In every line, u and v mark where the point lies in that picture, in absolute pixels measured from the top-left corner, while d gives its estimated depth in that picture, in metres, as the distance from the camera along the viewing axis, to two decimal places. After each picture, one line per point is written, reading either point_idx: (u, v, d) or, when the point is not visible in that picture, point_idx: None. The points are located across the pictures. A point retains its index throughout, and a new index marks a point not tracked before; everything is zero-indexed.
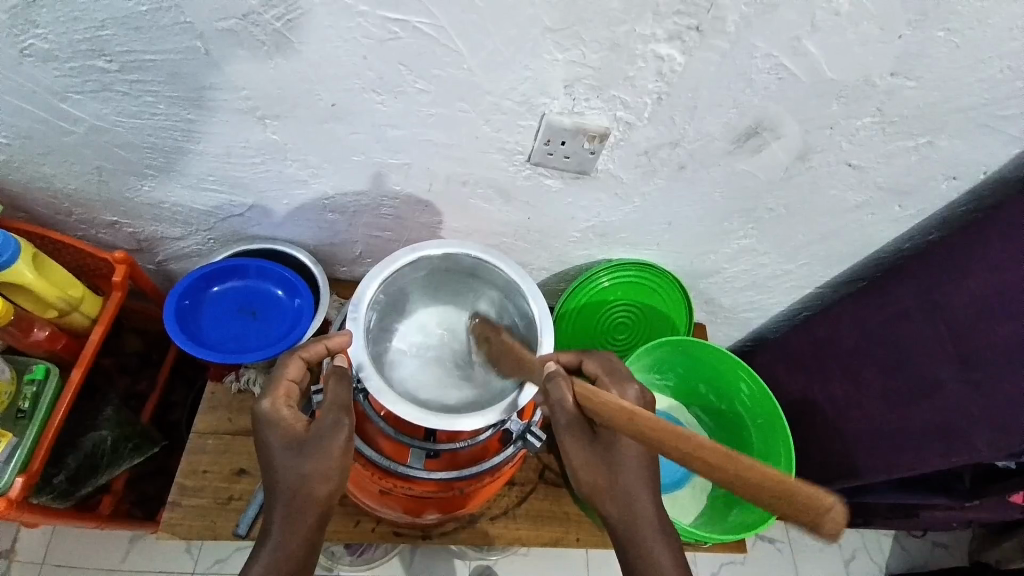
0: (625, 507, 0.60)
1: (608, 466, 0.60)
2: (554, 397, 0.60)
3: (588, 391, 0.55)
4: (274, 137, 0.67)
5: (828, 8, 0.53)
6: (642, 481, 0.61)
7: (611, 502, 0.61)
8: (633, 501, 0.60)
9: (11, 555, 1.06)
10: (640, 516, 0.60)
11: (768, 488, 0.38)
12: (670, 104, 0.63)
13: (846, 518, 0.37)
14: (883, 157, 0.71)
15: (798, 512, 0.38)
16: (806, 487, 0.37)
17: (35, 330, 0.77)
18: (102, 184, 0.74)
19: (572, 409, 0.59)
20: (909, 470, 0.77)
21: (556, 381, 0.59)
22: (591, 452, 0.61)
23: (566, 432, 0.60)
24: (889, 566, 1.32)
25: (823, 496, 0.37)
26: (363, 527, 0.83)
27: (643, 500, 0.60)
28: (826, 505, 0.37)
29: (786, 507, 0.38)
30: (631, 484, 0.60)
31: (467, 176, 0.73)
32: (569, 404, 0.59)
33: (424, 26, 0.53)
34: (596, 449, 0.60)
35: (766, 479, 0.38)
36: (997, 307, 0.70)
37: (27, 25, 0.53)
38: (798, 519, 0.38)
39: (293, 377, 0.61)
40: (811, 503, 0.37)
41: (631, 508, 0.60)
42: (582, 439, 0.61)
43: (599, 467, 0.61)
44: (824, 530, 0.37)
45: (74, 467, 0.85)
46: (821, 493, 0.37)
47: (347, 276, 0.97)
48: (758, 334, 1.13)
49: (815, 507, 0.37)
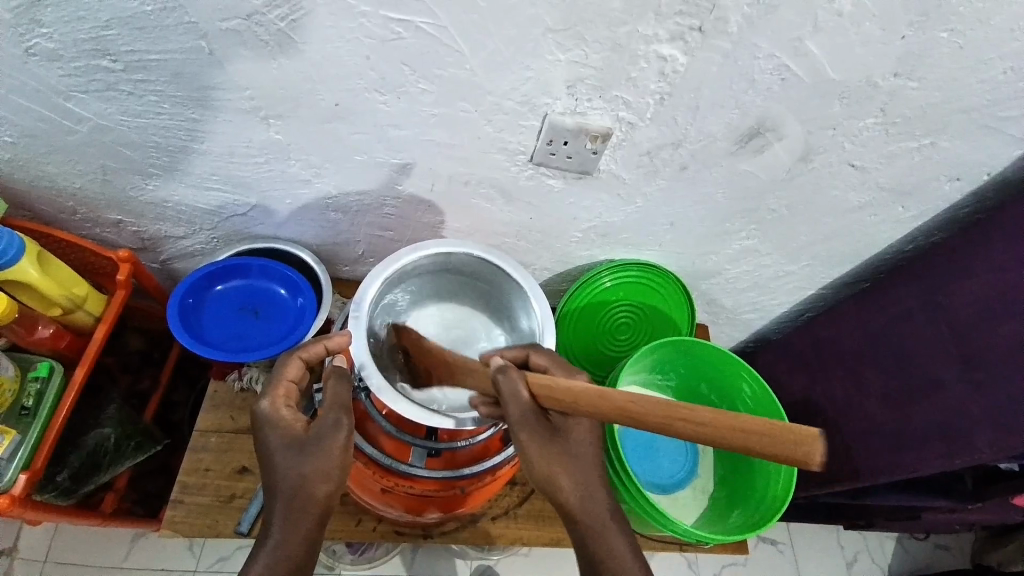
0: (583, 495, 0.60)
1: (563, 456, 0.60)
2: (509, 392, 0.57)
3: (549, 381, 0.55)
4: (276, 136, 0.67)
5: (830, 9, 0.53)
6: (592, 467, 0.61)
7: (570, 491, 0.60)
8: (590, 489, 0.61)
9: (13, 553, 1.07)
10: (598, 503, 0.60)
11: (762, 433, 0.43)
12: (671, 104, 0.63)
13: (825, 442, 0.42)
14: (885, 158, 0.71)
15: (789, 451, 0.42)
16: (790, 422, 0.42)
17: (39, 328, 0.77)
18: (106, 183, 0.75)
19: (530, 405, 0.57)
20: (908, 472, 0.76)
21: (511, 376, 0.58)
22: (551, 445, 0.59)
23: (524, 429, 0.57)
24: (892, 568, 1.31)
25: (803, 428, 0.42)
26: (364, 526, 0.84)
27: (596, 487, 0.61)
28: (813, 436, 0.42)
29: (784, 444, 0.42)
30: (585, 471, 0.61)
31: (469, 176, 0.73)
32: (526, 398, 0.57)
33: (426, 26, 0.54)
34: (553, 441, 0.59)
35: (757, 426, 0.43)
36: (999, 307, 0.71)
37: (31, 24, 0.53)
38: (788, 457, 0.42)
39: (293, 377, 0.61)
40: (800, 437, 0.42)
41: (589, 497, 0.60)
42: (537, 435, 0.58)
43: (557, 458, 0.59)
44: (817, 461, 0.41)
45: (76, 465, 0.86)
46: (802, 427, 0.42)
47: (349, 276, 0.97)
48: (761, 335, 1.13)
49: (804, 442, 0.42)
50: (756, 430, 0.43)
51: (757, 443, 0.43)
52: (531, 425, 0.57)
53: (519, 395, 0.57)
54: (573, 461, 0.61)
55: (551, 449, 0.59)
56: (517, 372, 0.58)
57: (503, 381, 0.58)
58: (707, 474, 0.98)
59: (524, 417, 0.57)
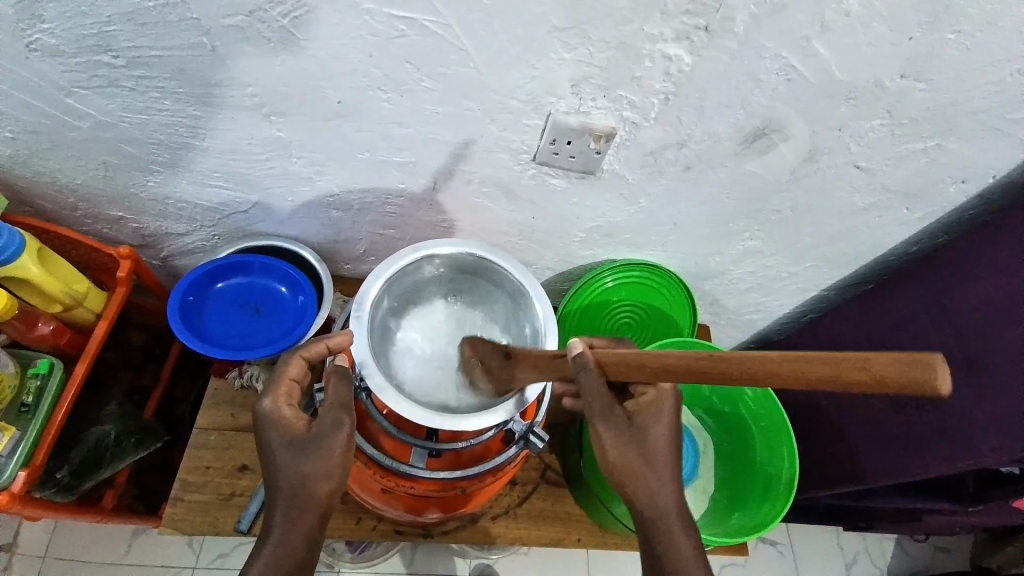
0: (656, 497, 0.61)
1: (640, 443, 0.61)
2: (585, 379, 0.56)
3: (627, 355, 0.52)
4: (279, 134, 0.66)
5: (838, 9, 0.52)
6: (666, 468, 0.62)
7: (644, 488, 0.61)
8: (661, 490, 0.62)
9: (12, 549, 1.07)
10: (665, 503, 0.62)
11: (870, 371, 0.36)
12: (678, 104, 0.62)
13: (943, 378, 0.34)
14: (892, 160, 0.71)
15: (905, 374, 0.35)
16: (897, 370, 0.35)
17: (39, 324, 0.78)
18: (108, 179, 0.74)
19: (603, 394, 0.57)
20: (913, 475, 0.76)
21: (586, 362, 0.55)
22: (626, 437, 0.60)
23: (599, 418, 0.59)
24: (891, 569, 1.31)
25: (925, 362, 0.34)
26: (364, 525, 0.83)
27: (669, 489, 0.62)
28: (934, 360, 0.34)
29: (892, 374, 0.35)
30: (660, 474, 0.62)
31: (472, 175, 0.72)
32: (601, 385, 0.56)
33: (430, 24, 0.53)
34: (629, 433, 0.60)
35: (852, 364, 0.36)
36: (1004, 311, 0.70)
37: (33, 19, 0.53)
38: (905, 377, 0.35)
39: (294, 376, 0.61)
40: (914, 370, 0.34)
41: (660, 498, 0.62)
42: (615, 427, 0.59)
43: (636, 448, 0.61)
44: (941, 385, 0.34)
45: (76, 462, 0.87)
46: (925, 363, 0.34)
47: (351, 273, 0.97)
48: (764, 336, 1.12)
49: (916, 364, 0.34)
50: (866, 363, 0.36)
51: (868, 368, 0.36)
52: (607, 417, 0.59)
53: (597, 386, 0.56)
54: (649, 457, 0.61)
55: (628, 441, 0.60)
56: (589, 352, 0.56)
57: (579, 363, 0.56)
58: (708, 475, 0.97)
59: (602, 405, 0.57)
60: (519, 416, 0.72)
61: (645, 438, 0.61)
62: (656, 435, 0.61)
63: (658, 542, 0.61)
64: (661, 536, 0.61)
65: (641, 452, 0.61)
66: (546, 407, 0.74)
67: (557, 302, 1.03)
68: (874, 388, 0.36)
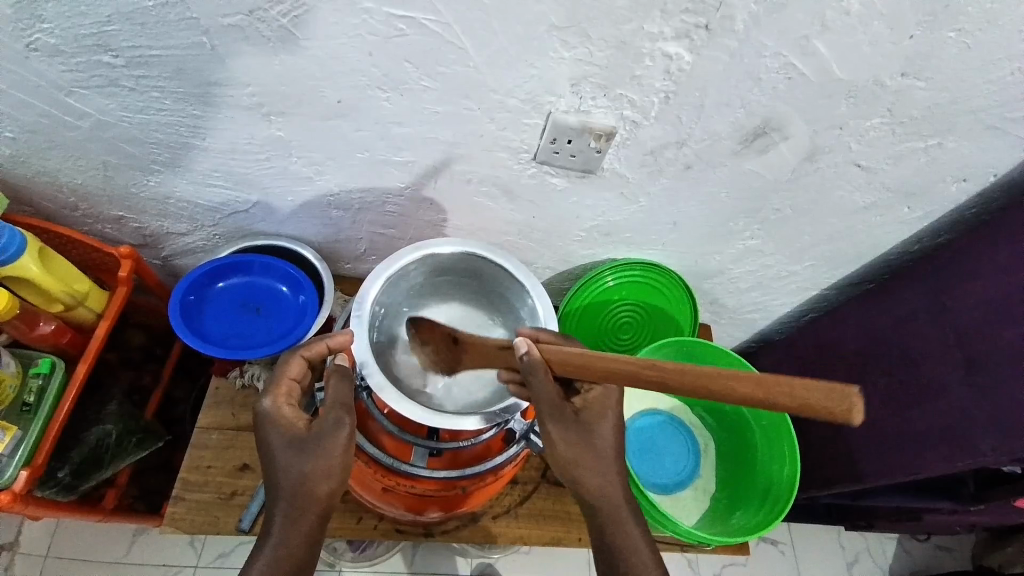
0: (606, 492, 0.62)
1: (588, 439, 0.62)
2: (531, 373, 0.57)
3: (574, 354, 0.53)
4: (278, 133, 0.66)
5: (838, 7, 0.52)
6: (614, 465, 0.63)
7: (591, 484, 0.62)
8: (611, 485, 0.63)
9: (13, 548, 1.07)
10: (617, 498, 0.63)
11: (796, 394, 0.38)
12: (677, 103, 0.62)
13: (857, 409, 0.36)
14: (892, 158, 0.70)
15: (828, 400, 0.37)
16: (821, 396, 0.37)
17: (40, 324, 0.77)
18: (108, 179, 0.74)
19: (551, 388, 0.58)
20: (910, 474, 0.76)
21: (532, 360, 0.56)
22: (573, 434, 0.61)
23: (548, 415, 0.59)
24: (893, 569, 1.31)
25: (847, 392, 0.37)
26: (365, 524, 0.83)
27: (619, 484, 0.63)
28: (853, 391, 0.37)
29: (816, 399, 0.37)
30: (608, 470, 0.63)
31: (472, 175, 0.73)
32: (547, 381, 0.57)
33: (430, 23, 0.53)
34: (576, 430, 0.61)
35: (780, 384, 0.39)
36: (1003, 310, 0.70)
37: (32, 19, 0.53)
38: (826, 404, 0.37)
39: (295, 376, 0.61)
40: (836, 398, 0.37)
41: (610, 492, 0.62)
42: (564, 424, 0.60)
43: (584, 445, 0.62)
44: (855, 417, 0.37)
45: (77, 461, 0.86)
46: (846, 393, 0.37)
47: (351, 273, 0.97)
48: (765, 336, 1.12)
49: (836, 392, 0.37)
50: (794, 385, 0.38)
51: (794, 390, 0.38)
52: (555, 414, 0.59)
53: (546, 382, 0.57)
54: (597, 453, 0.62)
55: (576, 436, 0.61)
56: (536, 351, 0.57)
57: (526, 362, 0.56)
58: (708, 475, 0.97)
59: (550, 403, 0.59)
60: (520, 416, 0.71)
61: (591, 434, 0.62)
62: (603, 431, 0.63)
63: (610, 534, 0.62)
64: (613, 531, 0.62)
65: (588, 449, 0.62)
66: None
67: (558, 301, 1.03)
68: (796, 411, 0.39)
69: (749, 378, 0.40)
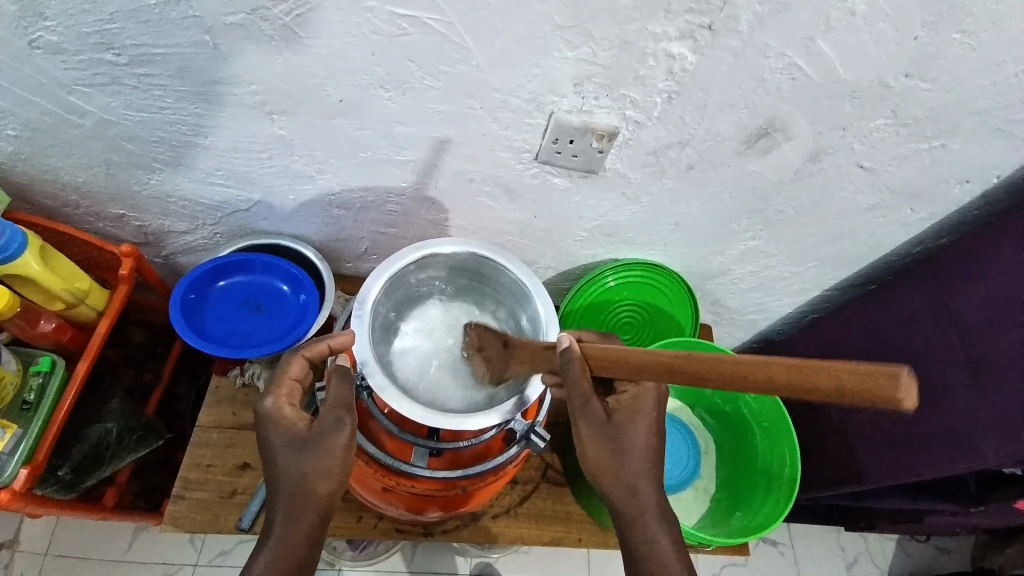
0: (633, 494, 0.62)
1: (618, 439, 0.62)
2: (566, 368, 0.57)
3: (614, 352, 0.54)
4: (280, 132, 0.66)
5: (842, 8, 0.52)
6: (644, 468, 0.63)
7: (618, 485, 0.62)
8: (638, 489, 0.62)
9: (13, 546, 1.07)
10: (644, 502, 0.62)
11: (842, 380, 0.37)
12: (680, 103, 0.62)
13: (910, 396, 0.35)
14: (895, 160, 0.70)
15: (875, 386, 0.36)
16: (869, 383, 0.36)
17: (41, 322, 0.78)
18: (110, 177, 0.74)
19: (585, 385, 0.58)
20: (913, 476, 0.76)
21: (571, 355, 0.57)
22: (603, 433, 0.61)
23: (579, 412, 0.60)
24: (892, 570, 1.31)
25: (899, 376, 0.35)
26: (365, 523, 0.83)
27: (646, 486, 0.62)
28: (904, 372, 0.35)
29: (861, 384, 0.36)
30: (636, 473, 0.62)
31: (474, 174, 0.72)
32: (583, 378, 0.58)
33: (433, 22, 0.53)
34: (606, 429, 0.61)
35: (823, 370, 0.38)
36: (1006, 312, 0.70)
37: (35, 17, 0.53)
38: (873, 391, 0.36)
39: (296, 376, 0.61)
40: (886, 380, 0.36)
41: (636, 496, 0.62)
42: (594, 422, 0.61)
43: (614, 445, 0.62)
44: (907, 401, 0.35)
45: (78, 459, 0.86)
46: (898, 378, 0.35)
47: (352, 272, 0.97)
48: (766, 336, 1.12)
49: (885, 377, 0.36)
50: (838, 370, 0.37)
51: (836, 374, 0.37)
52: (586, 412, 0.60)
53: (580, 377, 0.57)
54: (627, 454, 0.62)
55: (602, 435, 0.61)
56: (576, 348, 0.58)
57: (563, 356, 0.57)
58: (708, 475, 0.97)
59: (580, 401, 0.59)
60: (521, 416, 0.71)
61: (622, 435, 0.62)
62: (634, 432, 0.62)
63: (629, 535, 0.62)
64: (635, 537, 0.62)
65: (617, 450, 0.62)
66: (547, 407, 0.74)
67: (559, 301, 1.02)
68: (840, 398, 0.37)
69: (790, 366, 0.39)
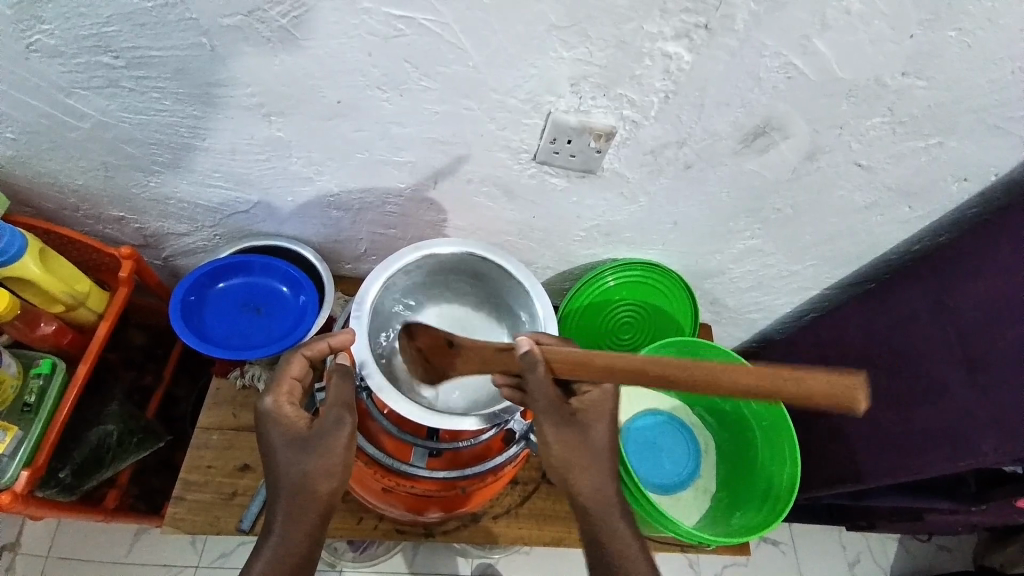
0: (597, 489, 0.63)
1: (581, 439, 0.62)
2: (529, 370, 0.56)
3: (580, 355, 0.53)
4: (278, 133, 0.66)
5: (838, 7, 0.52)
6: (605, 465, 0.64)
7: (582, 483, 0.63)
8: (602, 486, 0.63)
9: (15, 548, 1.07)
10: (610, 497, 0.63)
11: (805, 384, 0.40)
12: (677, 103, 0.62)
13: (861, 400, 0.39)
14: (893, 158, 0.70)
15: (836, 392, 0.40)
16: (830, 387, 0.40)
17: (40, 324, 0.78)
18: (108, 179, 0.74)
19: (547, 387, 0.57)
20: (913, 475, 0.75)
21: (533, 358, 0.55)
22: (567, 433, 0.61)
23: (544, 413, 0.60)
24: (893, 569, 1.30)
25: (852, 384, 0.39)
26: (365, 524, 0.83)
27: (607, 481, 0.63)
28: (859, 382, 0.39)
29: (825, 390, 0.40)
30: (600, 470, 0.63)
31: (472, 175, 0.73)
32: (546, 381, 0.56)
33: (429, 22, 0.53)
34: (570, 429, 0.61)
35: (791, 376, 0.41)
36: (1004, 310, 0.70)
37: (33, 20, 0.53)
38: (834, 396, 0.40)
39: (296, 375, 0.60)
40: (844, 389, 0.40)
41: (601, 493, 0.63)
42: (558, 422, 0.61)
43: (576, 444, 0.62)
44: (861, 405, 0.39)
45: (78, 461, 0.87)
46: (852, 386, 0.40)
47: (351, 273, 0.97)
48: (765, 336, 1.12)
49: (844, 385, 0.40)
50: (804, 376, 0.41)
51: (802, 379, 0.41)
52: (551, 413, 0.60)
53: (545, 380, 0.56)
54: (591, 453, 0.63)
55: (569, 436, 0.61)
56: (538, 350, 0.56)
57: (526, 360, 0.55)
58: (709, 475, 0.97)
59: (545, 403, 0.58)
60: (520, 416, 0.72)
61: (584, 435, 0.62)
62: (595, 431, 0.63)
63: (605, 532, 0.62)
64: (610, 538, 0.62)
65: (581, 448, 0.62)
66: None
67: (558, 301, 1.02)
68: (801, 401, 0.41)
69: (762, 369, 0.42)
